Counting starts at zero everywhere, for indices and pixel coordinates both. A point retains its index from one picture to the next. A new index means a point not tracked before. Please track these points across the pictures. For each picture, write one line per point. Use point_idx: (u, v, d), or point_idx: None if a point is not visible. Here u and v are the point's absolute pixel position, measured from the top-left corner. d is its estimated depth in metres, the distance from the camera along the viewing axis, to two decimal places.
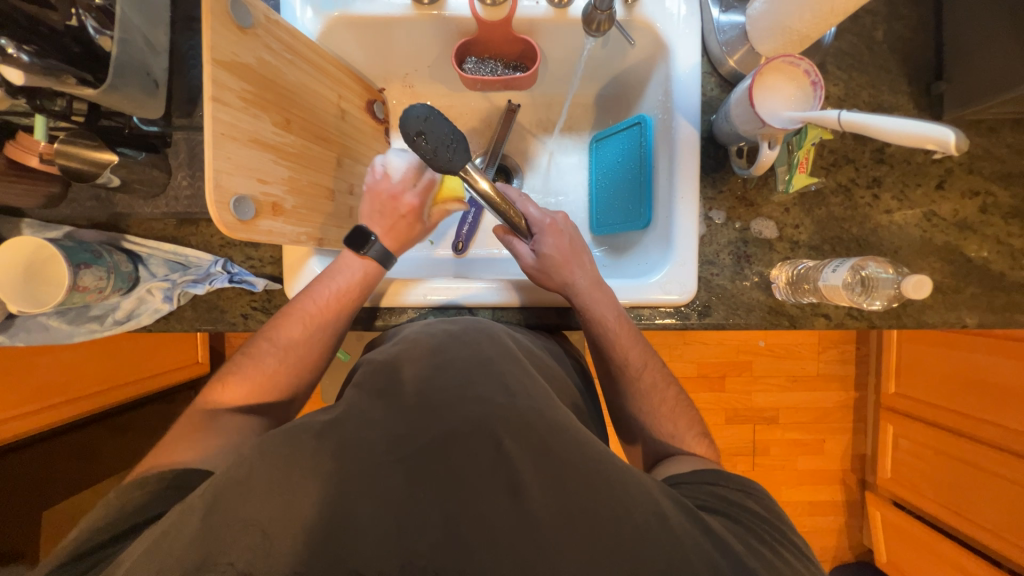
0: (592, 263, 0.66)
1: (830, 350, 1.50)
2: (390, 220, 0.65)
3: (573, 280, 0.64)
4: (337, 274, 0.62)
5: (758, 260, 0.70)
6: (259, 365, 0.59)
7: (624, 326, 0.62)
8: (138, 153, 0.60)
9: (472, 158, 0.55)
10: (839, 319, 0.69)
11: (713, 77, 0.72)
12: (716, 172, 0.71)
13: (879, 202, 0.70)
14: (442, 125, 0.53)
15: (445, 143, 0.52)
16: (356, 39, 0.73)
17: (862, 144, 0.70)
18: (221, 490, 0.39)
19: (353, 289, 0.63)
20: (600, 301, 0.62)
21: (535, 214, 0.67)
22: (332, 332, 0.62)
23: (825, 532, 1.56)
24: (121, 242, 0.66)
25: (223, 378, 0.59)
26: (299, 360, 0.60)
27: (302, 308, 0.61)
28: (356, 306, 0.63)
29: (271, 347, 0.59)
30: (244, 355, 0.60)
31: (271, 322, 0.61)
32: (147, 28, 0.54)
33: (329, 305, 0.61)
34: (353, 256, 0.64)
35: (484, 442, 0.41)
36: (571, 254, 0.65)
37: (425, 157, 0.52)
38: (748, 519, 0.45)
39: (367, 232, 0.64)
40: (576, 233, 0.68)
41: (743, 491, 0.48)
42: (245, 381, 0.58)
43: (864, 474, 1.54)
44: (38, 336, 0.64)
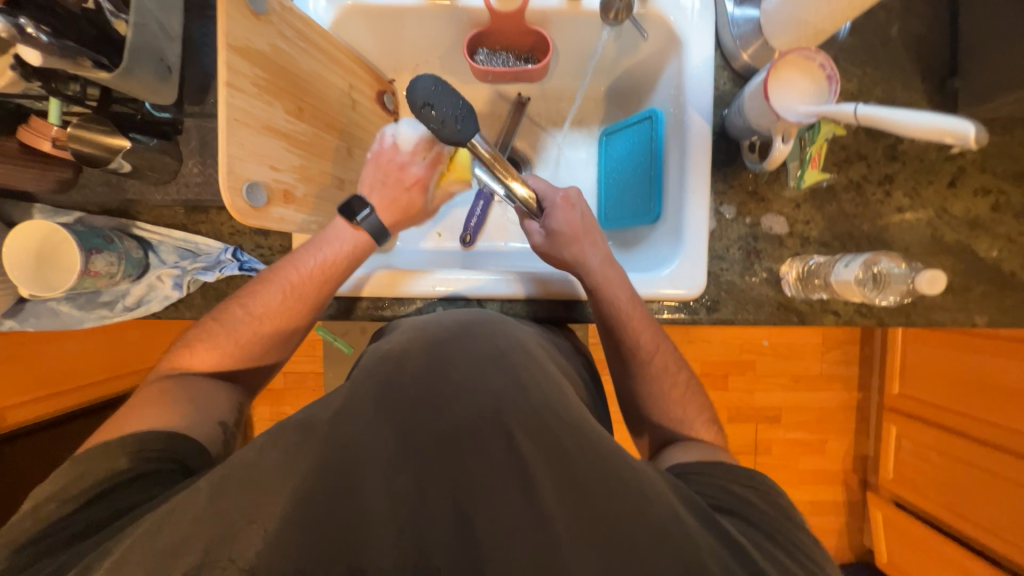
0: (603, 240, 0.65)
1: (834, 350, 1.50)
2: (391, 197, 0.64)
3: (585, 258, 0.64)
4: (325, 244, 0.61)
5: (767, 255, 0.69)
6: (232, 332, 0.58)
7: (635, 305, 0.62)
8: (150, 139, 0.60)
9: (479, 130, 0.54)
10: (848, 316, 0.69)
11: (726, 71, 0.71)
12: (727, 166, 0.70)
13: (890, 199, 0.70)
14: (452, 97, 0.52)
15: (448, 112, 0.50)
16: (367, 29, 0.73)
17: (874, 140, 0.70)
18: (235, 476, 0.39)
19: (339, 262, 0.61)
20: (612, 281, 0.62)
21: (545, 186, 0.67)
22: (311, 304, 0.61)
23: (826, 532, 1.56)
24: (132, 229, 0.67)
25: (192, 342, 0.59)
26: (273, 331, 0.60)
27: (285, 277, 0.60)
28: (342, 277, 0.62)
29: (246, 314, 0.59)
30: (217, 321, 0.59)
31: (248, 287, 0.60)
32: (161, 14, 0.53)
33: (313, 277, 0.60)
34: (343, 225, 0.62)
35: (497, 438, 0.41)
36: (583, 231, 0.65)
37: (431, 126, 0.52)
38: (759, 517, 0.45)
39: (361, 203, 0.62)
40: (588, 210, 0.67)
41: (753, 488, 0.48)
42: (215, 348, 0.58)
43: (865, 474, 1.54)
44: (47, 321, 0.65)
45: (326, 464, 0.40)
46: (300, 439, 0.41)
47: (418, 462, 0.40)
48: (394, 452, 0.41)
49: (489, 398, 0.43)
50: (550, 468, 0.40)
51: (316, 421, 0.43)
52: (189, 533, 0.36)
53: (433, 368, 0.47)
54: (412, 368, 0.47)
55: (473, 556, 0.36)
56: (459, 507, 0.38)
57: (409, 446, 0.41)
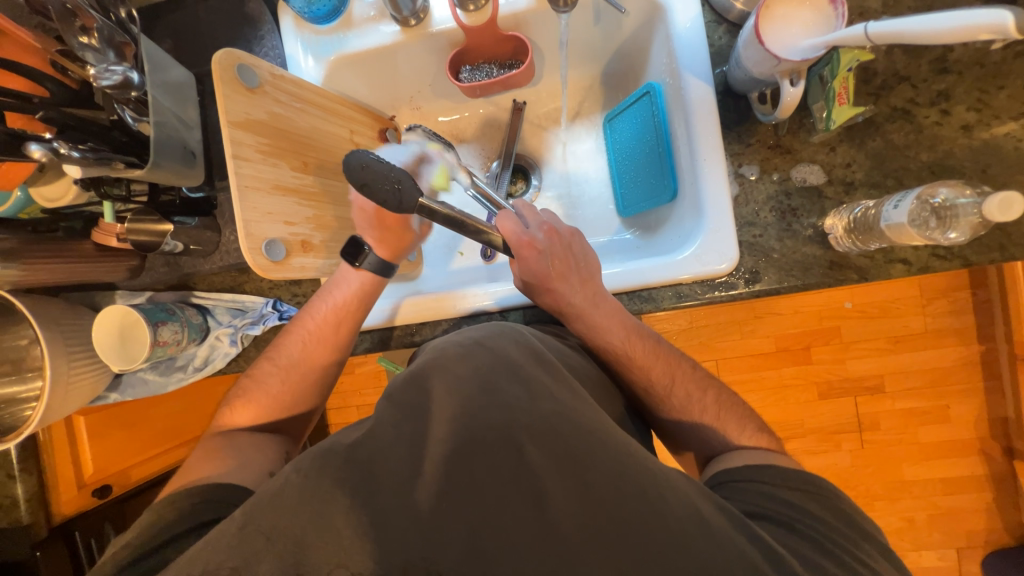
0: (582, 278, 0.61)
1: (937, 302, 1.30)
2: (383, 227, 0.66)
3: (564, 304, 0.61)
4: (337, 287, 0.66)
5: (806, 212, 0.62)
6: (264, 387, 0.63)
7: (641, 337, 0.60)
8: (192, 218, 0.68)
9: (423, 189, 0.54)
10: (921, 263, 0.59)
11: (721, 25, 0.66)
12: (739, 125, 0.64)
13: (951, 119, 0.60)
14: (384, 169, 0.53)
15: (381, 189, 0.52)
16: (357, 76, 0.77)
17: (916, 57, 0.60)
18: (256, 505, 0.39)
19: (348, 301, 0.65)
20: (599, 327, 0.60)
21: (513, 228, 0.60)
22: (331, 345, 0.65)
23: (967, 513, 1.32)
24: (191, 298, 0.75)
25: (233, 401, 0.64)
26: (301, 379, 0.64)
27: (303, 326, 0.65)
28: (354, 314, 0.66)
29: (274, 367, 0.64)
30: (250, 377, 0.65)
31: (275, 342, 0.67)
32: (177, 108, 0.61)
33: (326, 320, 0.65)
34: (350, 268, 0.66)
35: (507, 450, 0.39)
36: (556, 275, 0.60)
37: (376, 200, 0.54)
38: (805, 524, 0.42)
39: (360, 243, 0.65)
40: (562, 248, 0.62)
41: (808, 492, 0.45)
42: (251, 405, 0.63)
43: (1011, 440, 1.29)
44: (140, 389, 0.75)
45: (342, 483, 0.39)
46: (318, 463, 0.40)
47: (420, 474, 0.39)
48: (409, 463, 0.40)
49: (498, 409, 0.42)
50: (561, 477, 0.38)
51: (336, 445, 0.42)
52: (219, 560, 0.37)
53: (444, 386, 0.45)
54: (429, 383, 0.46)
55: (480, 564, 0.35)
56: (466, 522, 0.36)
57: (418, 461, 0.40)
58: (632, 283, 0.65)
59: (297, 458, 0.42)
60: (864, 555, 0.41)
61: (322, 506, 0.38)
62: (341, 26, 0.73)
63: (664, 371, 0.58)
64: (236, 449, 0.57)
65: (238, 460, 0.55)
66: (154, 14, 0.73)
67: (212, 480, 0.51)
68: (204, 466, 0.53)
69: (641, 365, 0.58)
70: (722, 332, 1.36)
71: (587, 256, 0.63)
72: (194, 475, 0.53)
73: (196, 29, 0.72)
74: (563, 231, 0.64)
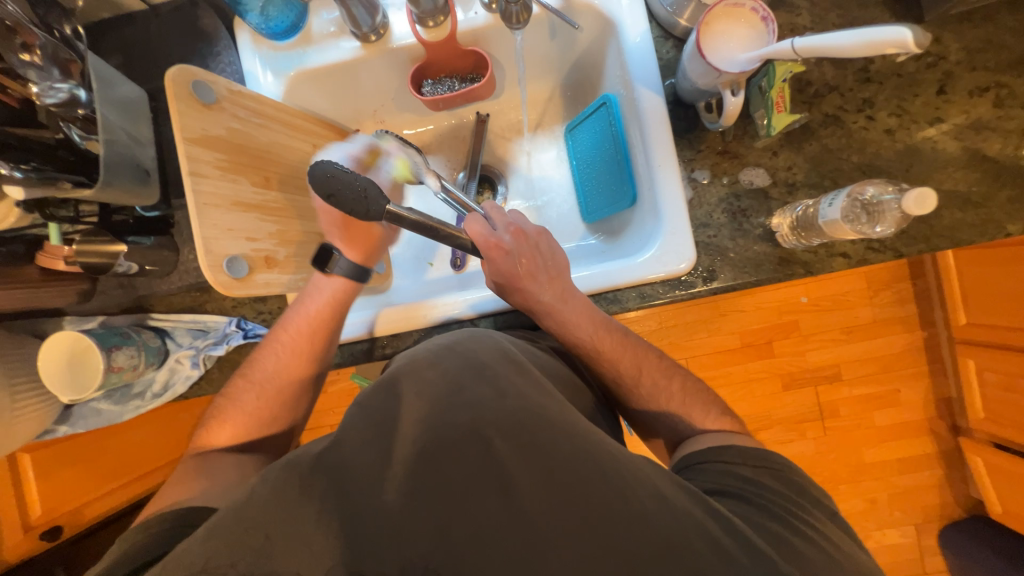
0: (551, 276, 0.62)
1: (881, 292, 1.39)
2: (352, 228, 0.67)
3: (535, 301, 0.62)
4: (311, 297, 0.65)
5: (755, 212, 0.66)
6: (237, 405, 0.61)
7: (609, 329, 0.61)
8: (148, 238, 0.66)
9: (389, 197, 0.54)
10: (860, 256, 0.64)
11: (668, 40, 0.70)
12: (690, 133, 0.68)
13: (875, 123, 0.65)
14: (349, 179, 0.52)
15: (350, 197, 0.51)
16: (319, 91, 0.77)
17: (842, 68, 0.66)
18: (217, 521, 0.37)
19: (323, 312, 0.64)
20: (569, 323, 0.61)
21: (480, 229, 0.61)
22: (308, 358, 0.64)
23: (922, 489, 1.40)
24: (147, 320, 0.71)
25: (208, 421, 0.62)
26: (276, 394, 0.63)
27: (277, 340, 0.64)
28: (332, 323, 0.65)
29: (248, 383, 0.63)
30: (224, 398, 0.63)
31: (250, 356, 0.65)
32: (129, 125, 0.60)
33: (301, 331, 0.64)
34: (321, 276, 0.65)
35: (475, 445, 0.40)
36: (525, 275, 0.61)
37: (342, 210, 0.52)
38: (763, 497, 0.45)
39: (330, 249, 0.64)
40: (529, 248, 0.63)
41: (765, 467, 0.47)
42: (225, 425, 0.60)
43: (955, 418, 1.39)
44: (94, 420, 0.71)
45: (309, 492, 0.39)
46: (284, 474, 0.40)
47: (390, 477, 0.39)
48: (378, 466, 0.40)
49: (466, 408, 0.42)
50: (526, 464, 0.39)
51: (301, 455, 0.42)
52: None
53: (414, 390, 0.46)
54: (399, 389, 0.46)
55: (450, 560, 0.35)
56: (436, 519, 0.37)
57: (386, 462, 0.40)
58: (598, 286, 0.68)
59: (262, 471, 0.41)
60: (821, 525, 0.43)
61: (289, 518, 0.37)
62: (300, 42, 0.73)
63: (632, 368, 0.60)
64: (199, 474, 0.54)
65: (202, 483, 0.53)
66: (101, 31, 0.71)
67: (174, 508, 0.48)
68: (166, 494, 0.51)
69: (609, 363, 0.60)
70: (690, 331, 1.41)
71: (556, 254, 0.64)
72: (153, 505, 0.50)
73: (147, 45, 0.71)
74: (530, 231, 0.65)
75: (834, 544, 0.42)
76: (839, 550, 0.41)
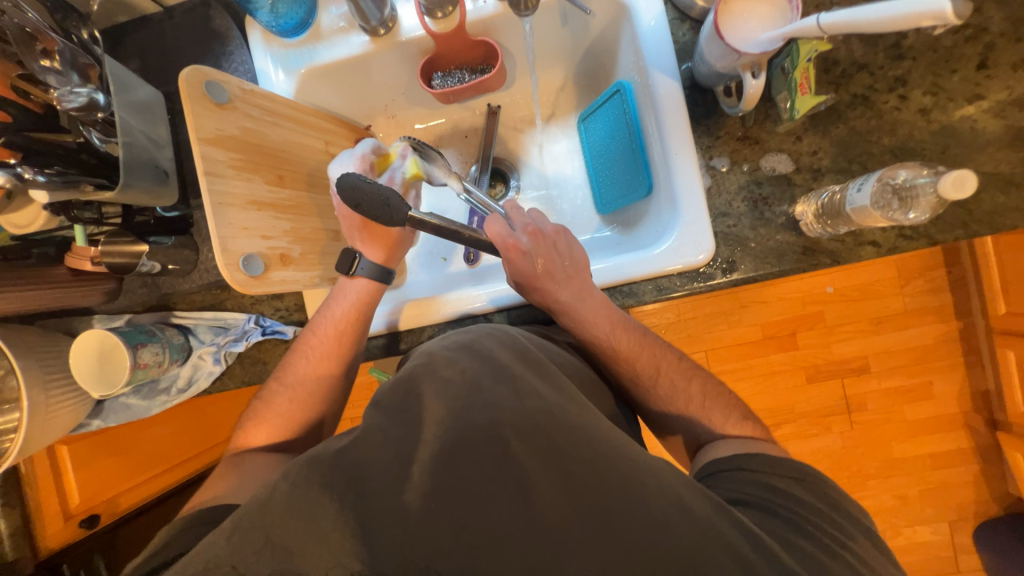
0: (569, 274, 0.61)
1: (914, 281, 1.33)
2: (370, 228, 0.66)
3: (553, 301, 0.61)
4: (336, 300, 0.67)
5: (777, 199, 0.64)
6: (270, 407, 0.63)
7: (627, 329, 0.60)
8: (168, 238, 0.67)
9: (410, 204, 0.54)
10: (890, 244, 0.61)
11: (685, 22, 0.68)
12: (708, 119, 0.66)
13: (908, 103, 0.62)
14: (372, 188, 0.52)
15: (375, 203, 0.51)
16: (330, 87, 0.77)
17: (871, 45, 0.63)
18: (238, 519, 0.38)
19: (349, 314, 0.66)
20: (585, 322, 0.60)
21: (500, 230, 0.61)
22: (338, 359, 0.65)
23: (956, 486, 1.35)
24: (171, 318, 0.73)
25: (245, 425, 0.63)
26: (308, 395, 0.63)
27: (308, 342, 0.66)
28: (359, 325, 0.66)
29: (281, 385, 0.64)
30: (260, 400, 0.64)
31: (283, 361, 0.67)
32: (147, 128, 0.61)
33: (329, 334, 0.65)
34: (347, 280, 0.67)
35: (494, 447, 0.40)
36: (542, 274, 0.61)
37: (371, 218, 0.54)
38: (789, 508, 0.43)
39: (350, 253, 0.66)
40: (547, 247, 0.62)
41: (796, 479, 0.46)
42: (257, 426, 0.62)
43: (993, 412, 1.33)
44: (123, 414, 0.74)
45: (329, 487, 0.39)
46: (305, 470, 0.40)
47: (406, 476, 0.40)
48: (395, 465, 0.40)
49: (482, 408, 0.42)
50: (545, 469, 0.38)
51: (320, 453, 0.42)
52: None
53: (435, 388, 0.45)
54: (419, 387, 0.46)
55: (471, 563, 0.35)
56: (455, 521, 0.37)
57: (405, 462, 0.40)
58: (613, 279, 0.66)
59: (284, 467, 0.41)
60: (841, 532, 0.42)
61: (309, 518, 0.38)
62: (310, 38, 0.73)
63: (650, 368, 0.59)
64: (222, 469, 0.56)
65: (226, 480, 0.55)
66: (119, 35, 0.72)
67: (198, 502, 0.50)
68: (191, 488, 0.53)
69: (625, 358, 0.59)
70: (710, 323, 1.38)
71: (574, 251, 0.63)
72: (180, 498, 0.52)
73: (163, 48, 0.72)
74: (548, 230, 0.63)
75: (856, 554, 0.40)
76: (860, 560, 0.40)
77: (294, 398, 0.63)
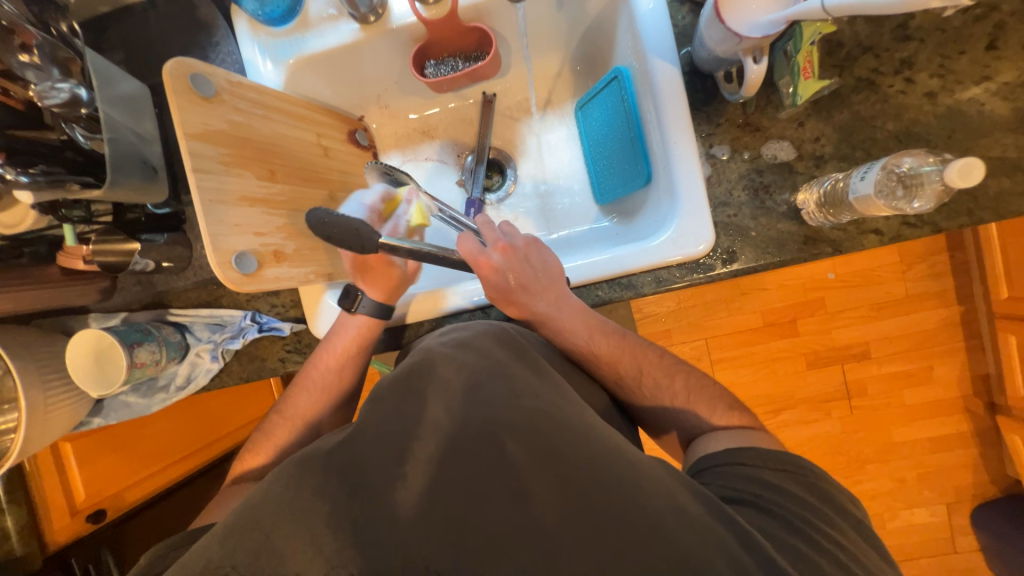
0: (544, 286, 0.60)
1: (916, 266, 1.32)
2: (372, 269, 0.68)
3: (532, 313, 0.61)
4: (337, 336, 0.68)
5: (778, 188, 0.62)
6: (271, 439, 0.65)
7: (606, 334, 0.60)
8: (160, 235, 0.66)
9: (379, 232, 0.55)
10: (893, 233, 0.60)
11: (684, 5, 0.66)
12: (708, 105, 0.64)
13: (915, 86, 0.60)
14: (342, 222, 0.54)
15: (345, 234, 0.53)
16: (321, 77, 0.75)
17: (878, 26, 0.60)
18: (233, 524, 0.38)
19: (349, 349, 0.68)
20: (567, 329, 0.60)
21: (471, 248, 0.60)
22: (338, 390, 0.68)
23: (953, 469, 1.36)
24: (167, 316, 0.73)
25: (247, 452, 0.65)
26: (308, 423, 0.66)
27: (310, 377, 0.68)
28: (359, 360, 0.68)
29: (282, 418, 0.66)
30: (261, 433, 0.66)
31: (283, 394, 0.69)
32: (133, 123, 0.59)
33: (330, 369, 0.68)
34: (347, 315, 0.68)
35: (488, 447, 0.39)
36: (517, 288, 0.60)
37: (345, 248, 0.56)
38: (783, 506, 0.43)
39: (353, 291, 0.67)
40: (518, 260, 0.60)
41: (787, 473, 0.46)
42: (259, 454, 0.64)
43: (993, 396, 1.33)
44: (124, 412, 0.74)
45: (324, 487, 0.39)
46: (299, 470, 0.40)
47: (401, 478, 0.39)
48: (390, 465, 0.40)
49: (477, 407, 0.42)
50: (541, 470, 0.38)
51: (314, 452, 0.41)
52: None
53: (435, 386, 0.45)
54: (417, 382, 0.46)
55: (466, 564, 0.35)
56: (450, 522, 0.36)
57: (400, 464, 0.40)
58: (612, 272, 0.65)
59: (278, 467, 0.41)
60: (836, 530, 0.42)
61: (302, 522, 0.37)
62: (298, 27, 0.71)
63: (632, 370, 0.60)
64: None
65: None
66: (102, 26, 0.70)
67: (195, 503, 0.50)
68: None
69: (606, 362, 0.60)
70: (710, 311, 1.38)
71: (546, 262, 0.61)
72: None
73: (149, 39, 0.70)
74: (518, 243, 0.62)
75: (851, 553, 0.40)
76: (855, 558, 0.40)
77: (295, 427, 0.65)
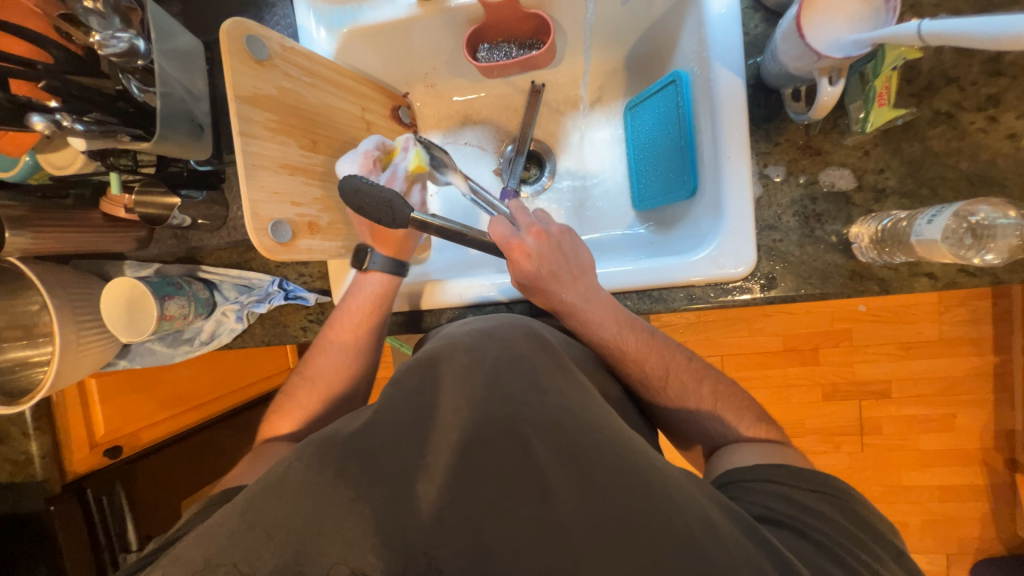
0: (574, 275, 0.59)
1: (954, 310, 1.26)
2: (380, 229, 0.66)
3: (559, 303, 0.59)
4: (354, 294, 0.67)
5: (831, 218, 0.59)
6: (294, 401, 0.65)
7: (634, 330, 0.59)
8: (199, 192, 0.67)
9: (412, 207, 0.55)
10: (948, 278, 0.57)
11: (757, 12, 0.62)
12: (768, 122, 0.61)
13: (997, 126, 0.56)
14: (375, 190, 0.53)
15: (378, 205, 0.53)
16: (371, 50, 0.74)
17: (966, 57, 0.56)
18: (254, 498, 0.39)
19: (368, 306, 0.67)
20: (592, 322, 0.59)
21: (504, 232, 0.59)
22: (358, 352, 0.67)
23: (963, 521, 1.32)
24: (198, 272, 0.74)
25: (271, 414, 0.65)
26: (327, 387, 0.65)
27: (330, 338, 0.67)
28: (378, 320, 0.67)
29: (303, 379, 0.66)
30: (284, 393, 0.67)
31: (304, 356, 0.69)
32: (185, 78, 0.60)
33: (348, 326, 0.67)
34: (361, 275, 0.67)
35: (513, 442, 0.39)
36: (547, 276, 0.58)
37: (373, 219, 0.55)
38: (818, 531, 0.42)
39: (363, 248, 0.66)
40: (551, 248, 0.60)
41: (820, 494, 0.45)
42: (282, 416, 0.64)
43: (1015, 453, 1.27)
44: (148, 359, 0.76)
45: (342, 475, 0.39)
46: (318, 453, 0.41)
47: (422, 467, 0.40)
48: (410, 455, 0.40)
49: (500, 401, 0.42)
50: (566, 471, 0.38)
51: (332, 437, 0.42)
52: (207, 555, 0.36)
53: (461, 372, 0.46)
54: (437, 370, 0.46)
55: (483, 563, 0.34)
56: (466, 519, 0.37)
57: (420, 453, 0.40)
58: (645, 281, 0.63)
59: (297, 447, 0.42)
60: (867, 564, 0.41)
61: (319, 499, 0.38)
62: None
63: (659, 370, 0.58)
64: None
65: None
66: None
67: None
68: None
69: (632, 361, 0.58)
70: (730, 329, 1.35)
71: (579, 254, 0.61)
72: None
73: None
74: (553, 230, 0.61)
75: None
76: None
77: (314, 390, 0.65)
